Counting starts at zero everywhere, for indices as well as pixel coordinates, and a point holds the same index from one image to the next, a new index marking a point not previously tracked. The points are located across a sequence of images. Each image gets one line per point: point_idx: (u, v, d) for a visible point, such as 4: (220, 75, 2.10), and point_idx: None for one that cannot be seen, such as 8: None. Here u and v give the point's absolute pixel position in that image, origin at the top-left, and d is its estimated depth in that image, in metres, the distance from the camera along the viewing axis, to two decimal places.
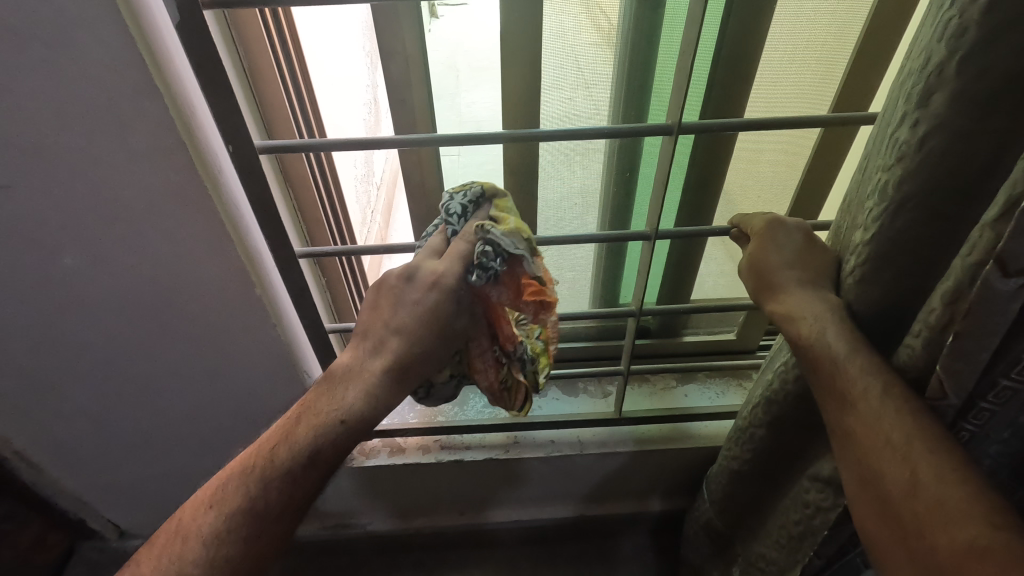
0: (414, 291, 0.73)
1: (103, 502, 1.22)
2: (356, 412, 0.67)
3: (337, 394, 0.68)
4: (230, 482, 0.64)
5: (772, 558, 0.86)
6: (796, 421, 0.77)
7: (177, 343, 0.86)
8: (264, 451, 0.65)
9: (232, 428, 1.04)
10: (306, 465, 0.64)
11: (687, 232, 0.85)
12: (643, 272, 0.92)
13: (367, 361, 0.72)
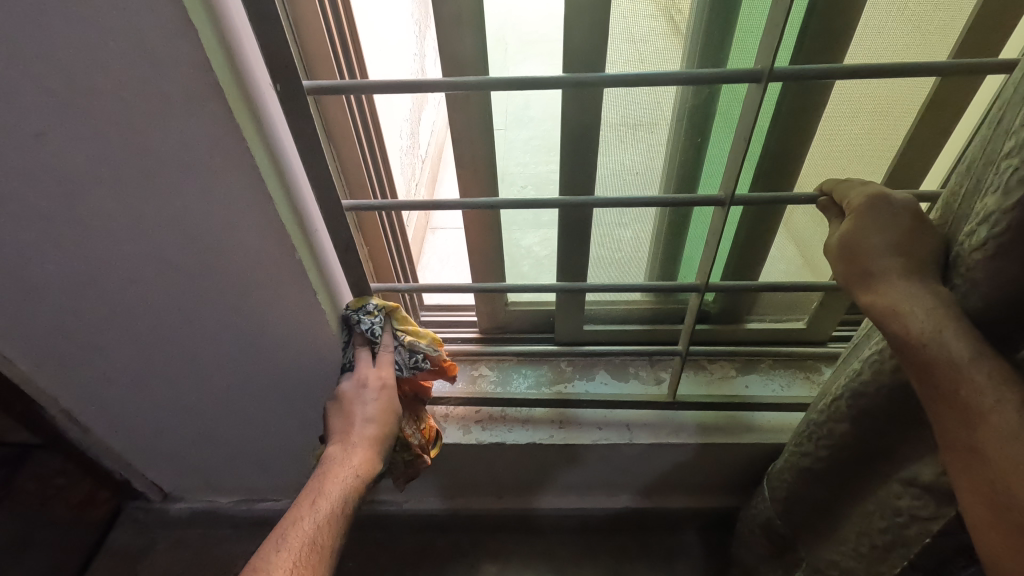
0: (357, 397, 0.85)
1: (150, 464, 1.26)
2: (345, 508, 0.76)
3: (317, 500, 0.75)
4: None
5: (849, 567, 0.76)
6: (887, 419, 0.67)
7: (214, 307, 0.83)
8: (266, 572, 0.67)
9: (270, 393, 1.02)
10: (318, 558, 0.70)
11: (766, 198, 0.76)
12: (712, 244, 0.83)
13: (339, 468, 0.80)
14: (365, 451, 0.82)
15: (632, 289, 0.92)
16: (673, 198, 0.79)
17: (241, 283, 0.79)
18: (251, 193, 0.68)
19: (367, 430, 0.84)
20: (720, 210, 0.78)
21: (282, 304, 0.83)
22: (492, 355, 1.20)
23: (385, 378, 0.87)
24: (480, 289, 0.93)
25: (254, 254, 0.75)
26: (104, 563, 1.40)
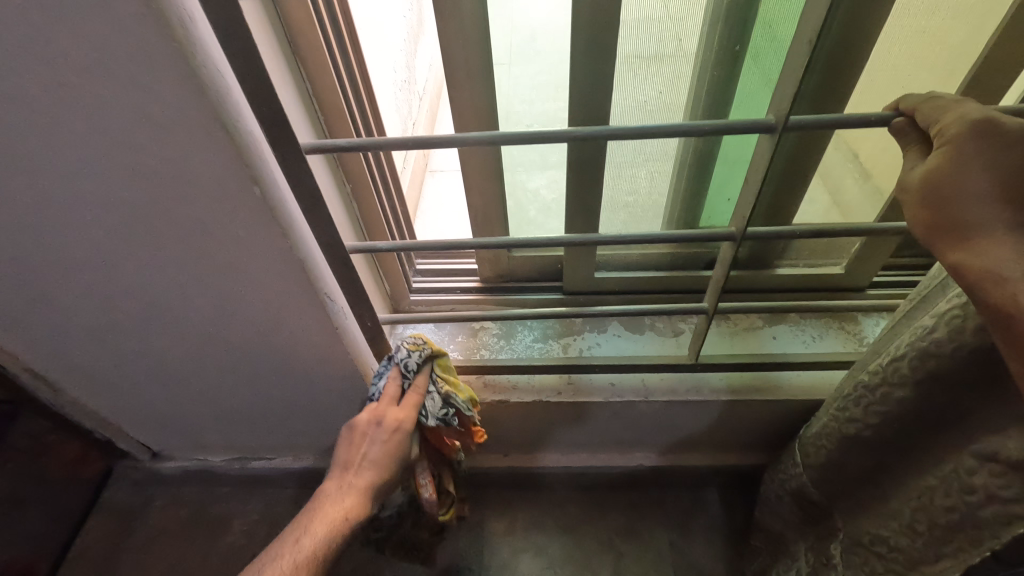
0: (368, 432, 0.79)
1: (135, 424, 1.19)
2: (320, 557, 0.67)
3: (297, 542, 0.68)
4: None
5: (902, 546, 0.67)
6: (961, 386, 0.57)
7: (173, 263, 0.72)
8: None
9: (251, 357, 0.92)
10: None
11: (829, 121, 0.60)
12: (757, 181, 0.67)
13: (329, 502, 0.73)
14: (360, 483, 0.74)
15: (650, 238, 0.76)
16: (714, 123, 0.63)
17: (200, 236, 0.67)
18: (193, 125, 0.54)
19: (357, 472, 0.75)
20: (768, 138, 0.63)
21: (251, 263, 0.71)
22: (496, 304, 1.10)
23: (401, 412, 0.80)
24: (479, 244, 0.80)
25: (207, 197, 0.62)
26: (101, 522, 1.34)
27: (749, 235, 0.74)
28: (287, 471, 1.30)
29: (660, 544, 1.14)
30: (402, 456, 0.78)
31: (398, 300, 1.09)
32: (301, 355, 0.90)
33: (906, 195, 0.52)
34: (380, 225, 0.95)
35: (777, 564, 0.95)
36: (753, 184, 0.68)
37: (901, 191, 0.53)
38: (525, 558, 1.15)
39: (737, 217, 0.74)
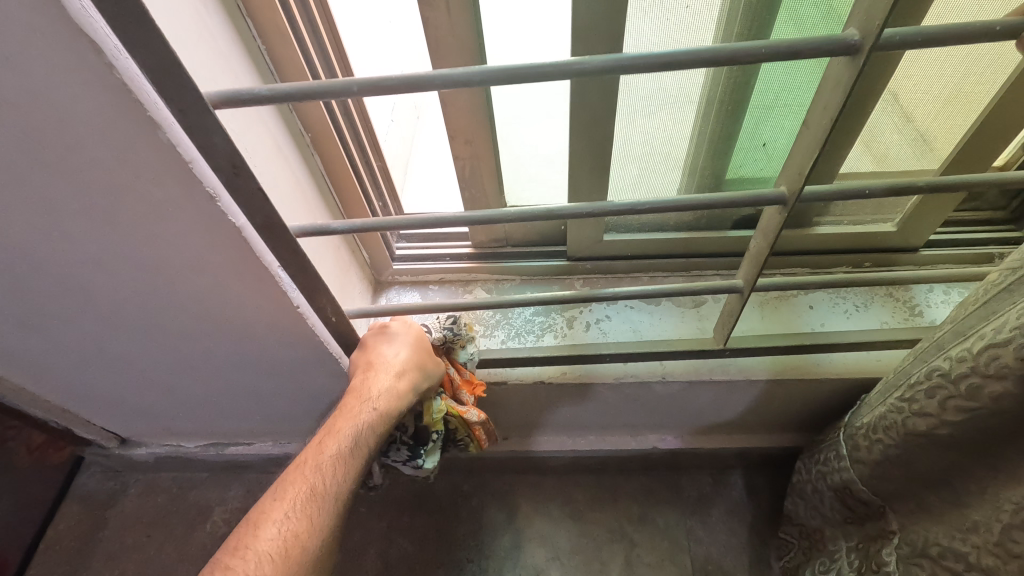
0: (382, 343, 0.75)
1: (98, 410, 1.07)
2: (353, 451, 0.65)
3: (324, 445, 0.65)
4: (255, 523, 0.59)
5: (989, 568, 0.59)
6: None
7: (80, 240, 0.58)
8: (244, 549, 0.56)
9: (207, 343, 0.79)
10: (306, 520, 0.59)
11: (931, 33, 0.44)
12: (826, 122, 0.49)
13: (359, 404, 0.68)
14: (389, 382, 0.70)
15: (674, 205, 0.59)
16: (771, 45, 0.46)
17: (105, 207, 0.53)
18: (54, 53, 0.40)
19: (338, 416, 0.67)
20: (847, 60, 0.46)
21: (180, 237, 0.58)
22: (491, 273, 0.97)
23: (410, 324, 0.77)
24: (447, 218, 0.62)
25: (127, 147, 0.47)
26: (73, 510, 1.24)
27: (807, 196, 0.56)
28: (268, 457, 1.19)
29: (676, 532, 1.05)
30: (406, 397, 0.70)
31: (379, 270, 0.98)
32: (262, 340, 0.77)
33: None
34: (350, 182, 0.84)
35: (810, 562, 0.88)
36: (819, 127, 0.50)
37: None
38: (530, 549, 1.05)
39: (790, 173, 0.57)
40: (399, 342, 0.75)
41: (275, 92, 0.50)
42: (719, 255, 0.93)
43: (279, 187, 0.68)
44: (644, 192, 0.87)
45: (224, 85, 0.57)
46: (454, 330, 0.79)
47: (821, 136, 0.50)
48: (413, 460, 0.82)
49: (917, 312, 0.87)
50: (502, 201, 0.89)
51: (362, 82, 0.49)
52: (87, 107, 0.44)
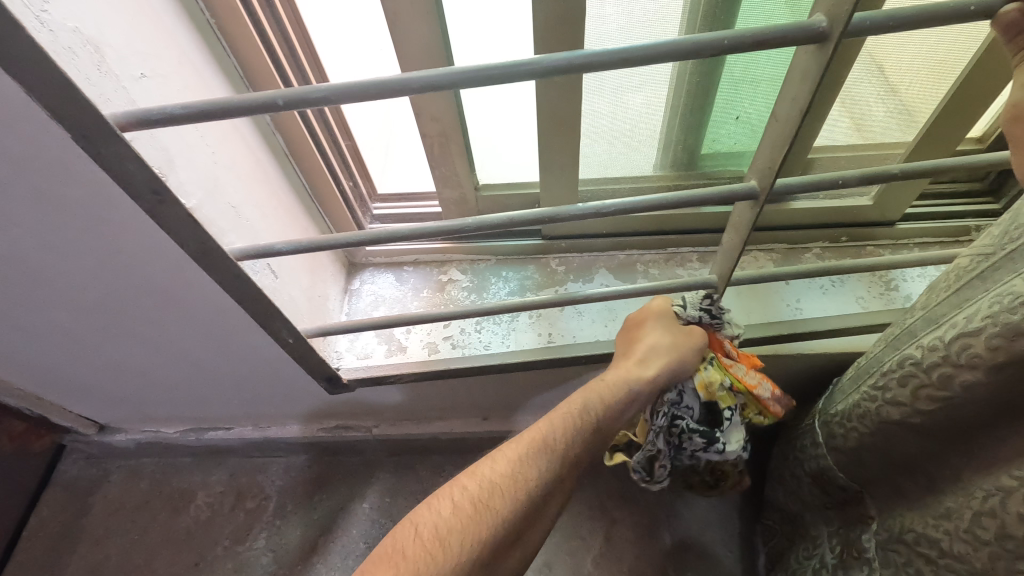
0: (652, 329, 0.70)
1: (72, 399, 1.05)
2: (601, 426, 0.60)
3: (569, 411, 0.60)
4: (478, 472, 0.54)
5: (961, 554, 0.59)
6: None
7: (24, 234, 0.55)
8: (455, 499, 0.51)
9: (173, 331, 0.78)
10: (528, 482, 0.53)
11: (904, 16, 0.41)
12: (796, 115, 0.47)
13: (616, 386, 0.64)
14: (642, 370, 0.65)
15: (646, 203, 0.56)
16: (737, 32, 0.42)
17: (44, 200, 0.51)
18: None
19: (595, 394, 0.62)
20: (815, 48, 0.43)
21: (129, 230, 0.56)
22: (466, 253, 0.96)
23: (665, 308, 0.71)
24: (410, 232, 0.60)
25: (56, 131, 0.45)
26: (57, 497, 1.23)
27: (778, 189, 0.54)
28: (250, 441, 1.19)
29: (656, 508, 1.06)
30: (638, 382, 0.64)
31: (351, 252, 0.96)
32: (229, 327, 0.76)
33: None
34: (316, 163, 0.81)
35: (796, 548, 0.88)
36: (788, 118, 0.47)
37: None
38: None
39: (759, 167, 0.53)
40: (669, 329, 0.70)
41: (181, 112, 0.46)
42: (695, 231, 0.91)
43: (234, 166, 0.67)
44: (617, 167, 0.84)
45: (156, 73, 0.54)
46: (715, 310, 0.71)
47: (790, 130, 0.48)
48: (710, 445, 0.72)
49: (893, 287, 0.85)
50: (472, 180, 0.86)
51: (289, 96, 0.46)
52: (6, 88, 0.41)
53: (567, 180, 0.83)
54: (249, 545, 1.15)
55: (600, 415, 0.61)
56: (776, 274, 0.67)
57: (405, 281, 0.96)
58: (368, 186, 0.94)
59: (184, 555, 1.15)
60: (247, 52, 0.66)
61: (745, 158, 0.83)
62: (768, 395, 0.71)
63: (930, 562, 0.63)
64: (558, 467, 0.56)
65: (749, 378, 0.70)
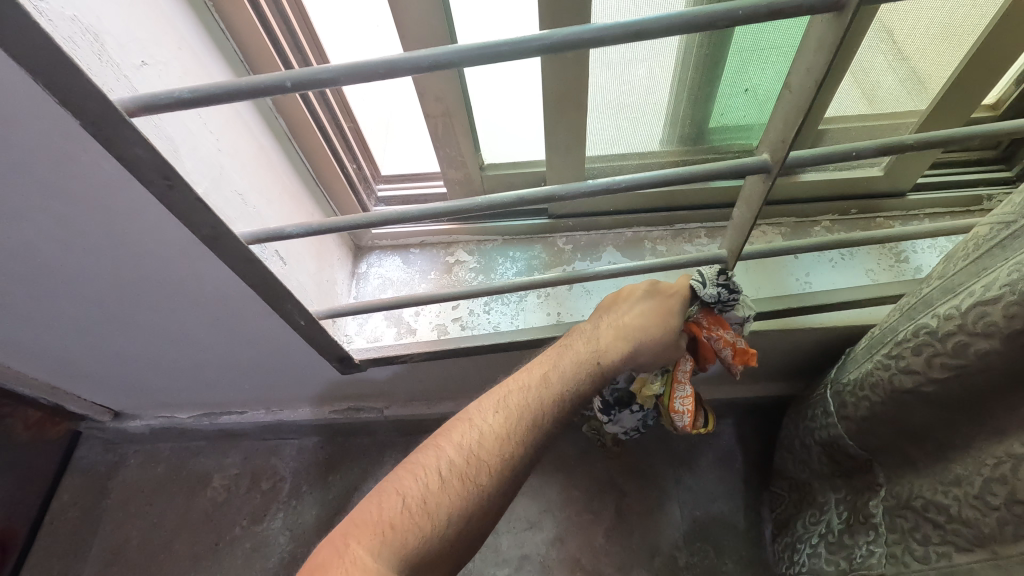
0: (638, 302, 0.68)
1: (85, 386, 1.06)
2: (575, 399, 0.60)
3: (541, 383, 0.60)
4: (453, 441, 0.55)
5: (969, 519, 0.59)
6: None
7: (33, 225, 0.55)
8: (435, 471, 0.52)
9: (184, 318, 0.78)
10: (503, 453, 0.54)
11: None
12: (811, 87, 0.45)
13: (589, 354, 0.63)
14: (621, 341, 0.64)
15: (660, 179, 0.56)
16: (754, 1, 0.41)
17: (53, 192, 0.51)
18: None
19: (573, 364, 0.62)
20: (831, 17, 0.42)
21: (138, 219, 0.56)
22: (471, 234, 0.96)
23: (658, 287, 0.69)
24: (421, 214, 0.60)
25: (64, 121, 0.44)
26: (76, 482, 1.26)
27: (792, 163, 0.53)
28: (262, 424, 1.20)
29: (666, 481, 1.08)
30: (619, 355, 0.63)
31: (357, 235, 0.96)
32: (239, 312, 0.76)
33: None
34: (319, 147, 0.81)
35: (801, 514, 0.89)
36: (801, 91, 0.46)
37: None
38: (524, 502, 1.07)
39: (771, 140, 0.53)
40: (650, 302, 0.67)
41: (191, 97, 0.45)
42: (703, 206, 0.90)
43: (238, 151, 0.66)
44: (624, 142, 0.83)
45: (158, 58, 0.53)
46: (732, 287, 0.66)
47: (805, 101, 0.46)
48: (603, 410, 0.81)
49: (903, 258, 0.85)
50: (477, 159, 0.85)
51: (296, 77, 0.45)
52: (12, 78, 0.41)
53: (572, 159, 0.82)
54: (266, 525, 1.17)
55: (577, 386, 0.61)
56: (786, 247, 0.66)
57: (412, 263, 0.95)
58: (371, 168, 0.94)
59: (203, 535, 1.17)
60: (248, 36, 0.65)
61: (753, 131, 0.82)
62: (680, 423, 0.71)
63: (937, 527, 0.64)
64: (536, 441, 0.56)
65: (678, 399, 0.70)
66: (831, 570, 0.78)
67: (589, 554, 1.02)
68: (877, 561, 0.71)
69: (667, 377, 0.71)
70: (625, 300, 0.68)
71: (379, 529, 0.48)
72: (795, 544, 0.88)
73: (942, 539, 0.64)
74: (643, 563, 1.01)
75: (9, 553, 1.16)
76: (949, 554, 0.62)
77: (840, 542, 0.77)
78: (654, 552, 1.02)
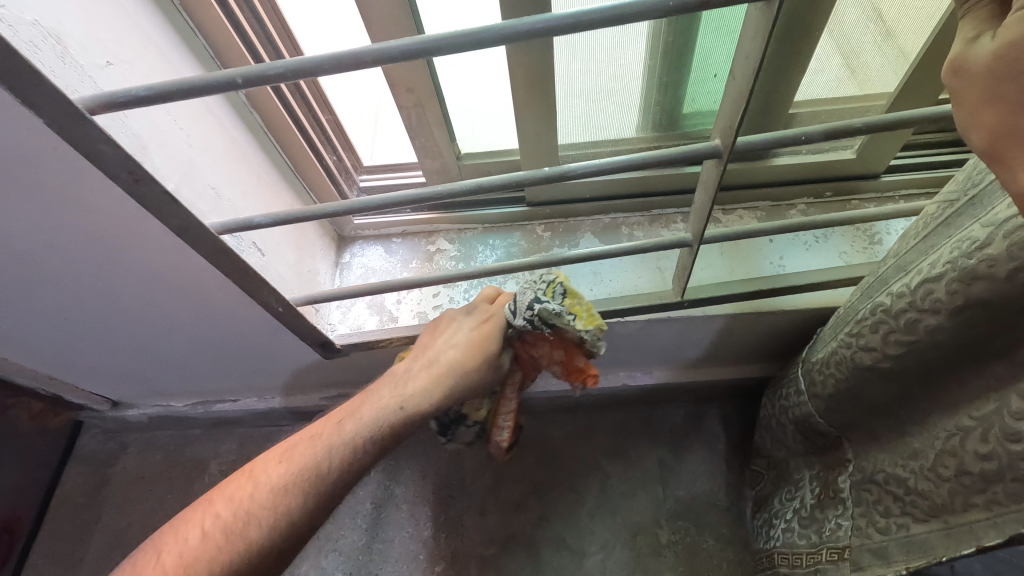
0: (448, 333, 0.69)
1: (83, 377, 1.09)
2: (374, 443, 0.59)
3: (335, 429, 0.59)
4: (230, 494, 0.54)
5: (925, 491, 0.61)
6: (1005, 312, 0.50)
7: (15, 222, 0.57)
8: (203, 530, 0.52)
9: (169, 309, 0.80)
10: (280, 506, 0.53)
11: None
12: (749, 73, 0.47)
13: (388, 396, 0.62)
14: (428, 380, 0.64)
15: (618, 164, 0.56)
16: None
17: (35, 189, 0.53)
18: None
19: (372, 409, 0.61)
20: (762, 8, 0.43)
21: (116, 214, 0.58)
22: (452, 223, 0.97)
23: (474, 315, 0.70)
24: (383, 202, 0.61)
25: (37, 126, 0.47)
26: (78, 470, 1.29)
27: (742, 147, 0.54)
28: (256, 412, 1.23)
29: (649, 462, 1.10)
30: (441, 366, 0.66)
31: (340, 225, 0.98)
32: (222, 302, 0.78)
33: (964, 88, 0.38)
34: (296, 141, 0.82)
35: (778, 491, 0.91)
36: (743, 78, 0.48)
37: (955, 78, 0.38)
38: (510, 484, 1.10)
39: (721, 125, 0.54)
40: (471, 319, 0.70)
41: (146, 95, 0.47)
42: (678, 192, 0.92)
43: (210, 145, 0.68)
44: (596, 131, 0.84)
45: (131, 55, 0.56)
46: (540, 321, 0.64)
47: (746, 87, 0.48)
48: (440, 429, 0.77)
49: (877, 241, 0.86)
50: (453, 149, 0.86)
51: (246, 74, 0.46)
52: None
53: (545, 146, 0.83)
54: None
55: (380, 433, 0.59)
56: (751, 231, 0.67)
57: (394, 252, 0.97)
58: (352, 159, 0.95)
59: None
60: (216, 33, 0.66)
61: None
62: (501, 439, 0.73)
63: (898, 499, 0.66)
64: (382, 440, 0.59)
65: (501, 415, 0.72)
66: (804, 544, 0.80)
67: (574, 534, 1.05)
68: (844, 533, 0.73)
69: (494, 396, 0.72)
70: (440, 335, 0.70)
71: (208, 523, 0.53)
72: (772, 519, 0.91)
73: (901, 511, 0.66)
74: (627, 542, 1.04)
75: (17, 537, 1.20)
76: (908, 525, 0.64)
77: (812, 516, 0.80)
78: (637, 531, 1.04)
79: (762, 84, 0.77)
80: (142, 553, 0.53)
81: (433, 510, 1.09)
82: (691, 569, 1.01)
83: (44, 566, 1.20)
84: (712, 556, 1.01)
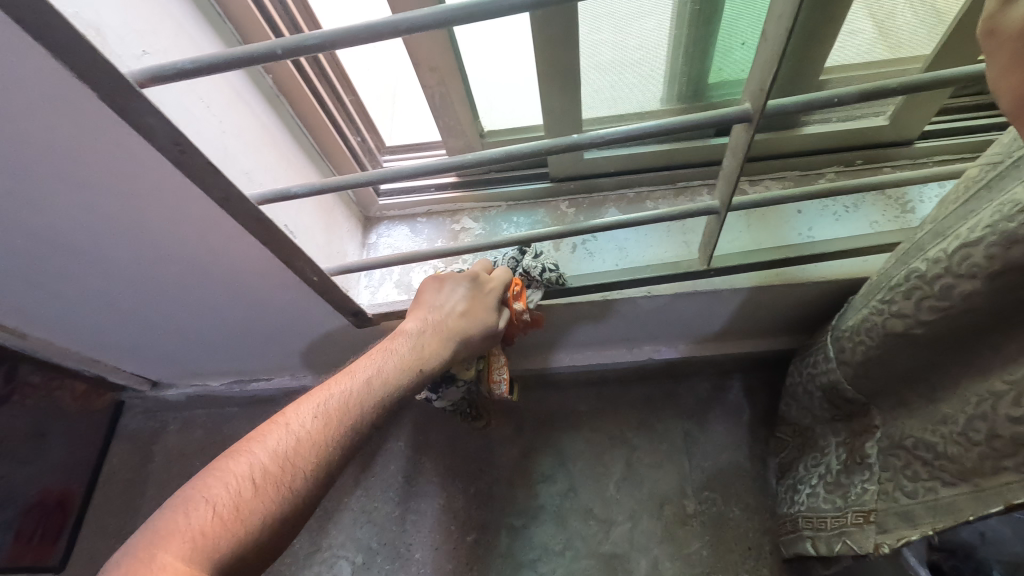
0: (439, 295, 0.71)
1: (124, 359, 1.13)
2: (399, 396, 0.60)
3: (336, 385, 0.58)
4: (256, 449, 0.51)
5: (953, 455, 0.62)
6: None
7: (63, 210, 0.60)
8: (202, 492, 0.48)
9: (205, 291, 0.83)
10: (300, 461, 0.51)
11: None
12: (782, 34, 0.46)
13: (401, 350, 0.64)
14: (439, 336, 0.66)
15: (646, 132, 0.55)
16: None
17: (81, 177, 0.55)
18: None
19: (397, 370, 0.61)
20: None
21: (158, 199, 0.60)
22: (477, 201, 0.98)
23: (471, 296, 0.71)
24: (417, 167, 0.59)
25: (79, 114, 0.49)
26: (123, 448, 1.35)
27: (772, 111, 0.53)
28: (288, 390, 1.27)
29: (675, 435, 1.11)
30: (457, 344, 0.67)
31: (365, 206, 1.00)
32: (255, 283, 0.80)
33: (997, 49, 0.38)
34: (322, 122, 0.83)
35: (803, 458, 0.93)
36: (775, 38, 0.47)
37: (991, 39, 0.37)
38: (537, 456, 1.13)
39: (752, 88, 0.53)
40: (474, 297, 0.71)
41: (191, 69, 0.47)
42: (704, 163, 0.91)
43: (241, 129, 0.69)
44: (620, 103, 0.84)
45: (164, 37, 0.57)
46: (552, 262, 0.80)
47: (778, 47, 0.47)
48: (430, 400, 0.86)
49: (910, 209, 0.85)
50: (476, 128, 0.87)
51: (286, 45, 0.46)
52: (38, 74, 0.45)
53: (567, 121, 0.83)
54: None
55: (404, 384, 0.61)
56: (782, 195, 0.65)
57: (419, 232, 0.98)
58: (375, 140, 0.96)
59: None
60: (241, 15, 0.67)
61: None
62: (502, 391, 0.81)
63: (925, 463, 0.66)
64: (353, 445, 0.55)
65: (496, 370, 0.80)
66: (828, 508, 0.81)
67: (601, 503, 1.07)
68: (870, 497, 0.74)
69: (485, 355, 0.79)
70: (427, 295, 0.72)
71: (251, 471, 0.50)
72: (797, 484, 0.92)
73: (930, 475, 0.66)
74: (653, 510, 1.06)
75: (70, 512, 1.27)
76: (936, 489, 0.65)
77: (837, 481, 0.81)
78: (663, 500, 1.06)
79: (792, 47, 0.75)
80: (174, 505, 0.47)
81: (462, 483, 1.12)
82: (717, 538, 1.03)
83: (96, 538, 1.26)
84: (739, 526, 1.03)
